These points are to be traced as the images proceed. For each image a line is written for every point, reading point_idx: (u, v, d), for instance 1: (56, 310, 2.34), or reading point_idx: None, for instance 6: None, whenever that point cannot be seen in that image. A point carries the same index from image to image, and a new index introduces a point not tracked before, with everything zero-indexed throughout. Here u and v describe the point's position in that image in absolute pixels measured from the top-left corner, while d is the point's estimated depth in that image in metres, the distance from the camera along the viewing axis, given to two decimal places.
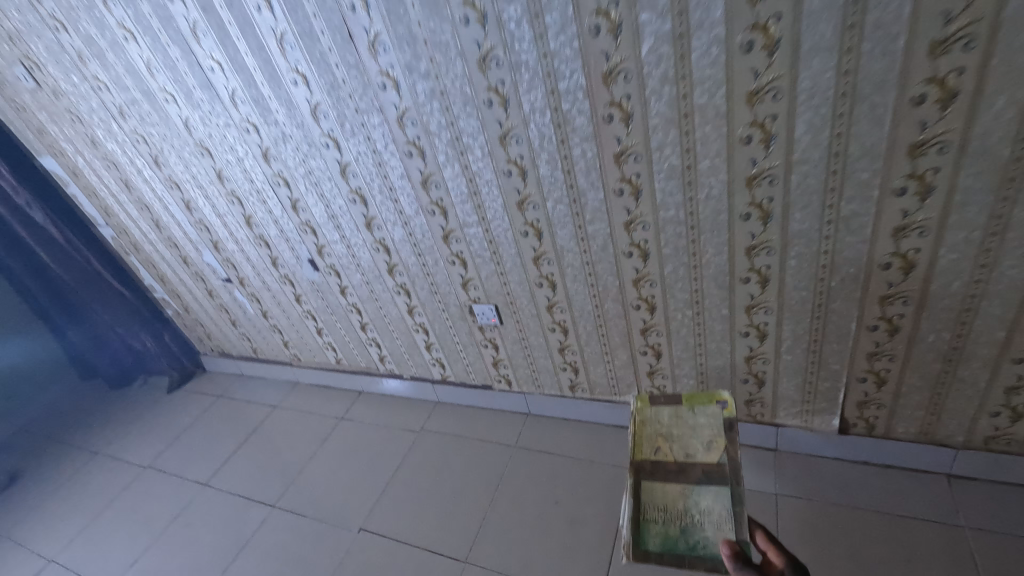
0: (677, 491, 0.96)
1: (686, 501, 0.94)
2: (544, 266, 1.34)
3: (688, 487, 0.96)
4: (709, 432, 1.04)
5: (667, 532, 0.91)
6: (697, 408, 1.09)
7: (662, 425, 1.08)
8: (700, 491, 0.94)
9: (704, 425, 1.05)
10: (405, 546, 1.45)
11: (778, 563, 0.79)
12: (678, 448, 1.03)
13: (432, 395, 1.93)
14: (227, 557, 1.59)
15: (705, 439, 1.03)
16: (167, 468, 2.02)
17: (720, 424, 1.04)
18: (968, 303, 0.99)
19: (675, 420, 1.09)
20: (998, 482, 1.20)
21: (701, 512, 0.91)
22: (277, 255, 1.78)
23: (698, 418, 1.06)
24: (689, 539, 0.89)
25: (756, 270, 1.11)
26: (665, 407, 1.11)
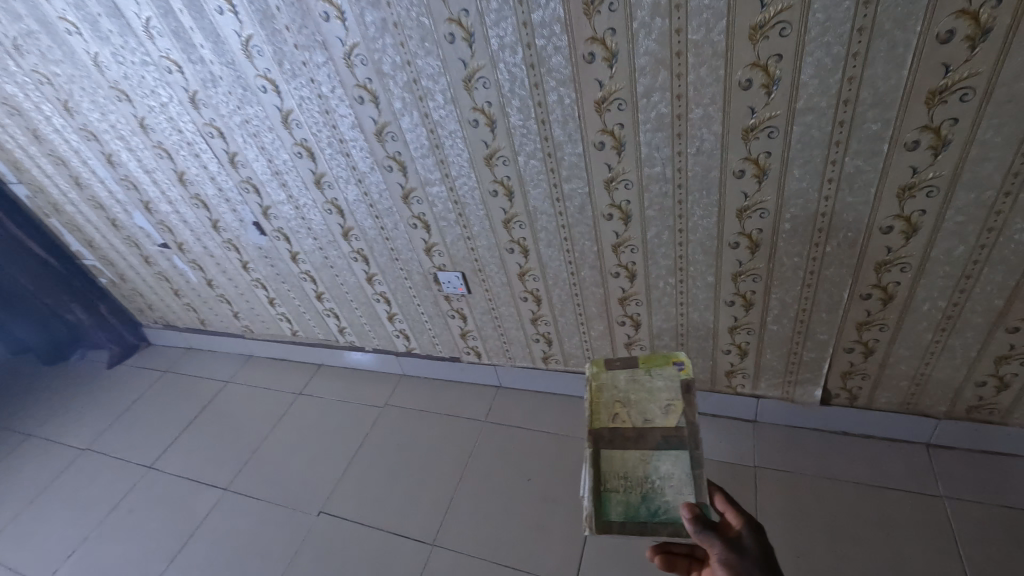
0: (636, 458, 0.88)
1: (646, 467, 0.87)
2: (515, 230, 1.22)
3: (647, 452, 0.88)
4: (666, 395, 0.94)
5: (628, 501, 0.83)
6: (653, 371, 0.98)
7: (618, 389, 0.97)
8: (659, 456, 0.87)
9: (661, 389, 0.95)
10: (367, 529, 1.35)
11: (734, 523, 0.74)
12: (635, 412, 0.93)
13: (397, 368, 1.82)
14: (174, 545, 1.44)
15: (663, 402, 0.93)
16: (106, 449, 1.83)
17: (677, 387, 0.94)
18: (969, 268, 0.92)
19: (631, 383, 0.97)
20: (976, 451, 1.17)
21: (661, 478, 0.85)
22: (217, 217, 1.60)
23: (657, 383, 0.96)
24: (651, 505, 0.82)
25: (747, 234, 1.02)
26: (621, 372, 0.99)
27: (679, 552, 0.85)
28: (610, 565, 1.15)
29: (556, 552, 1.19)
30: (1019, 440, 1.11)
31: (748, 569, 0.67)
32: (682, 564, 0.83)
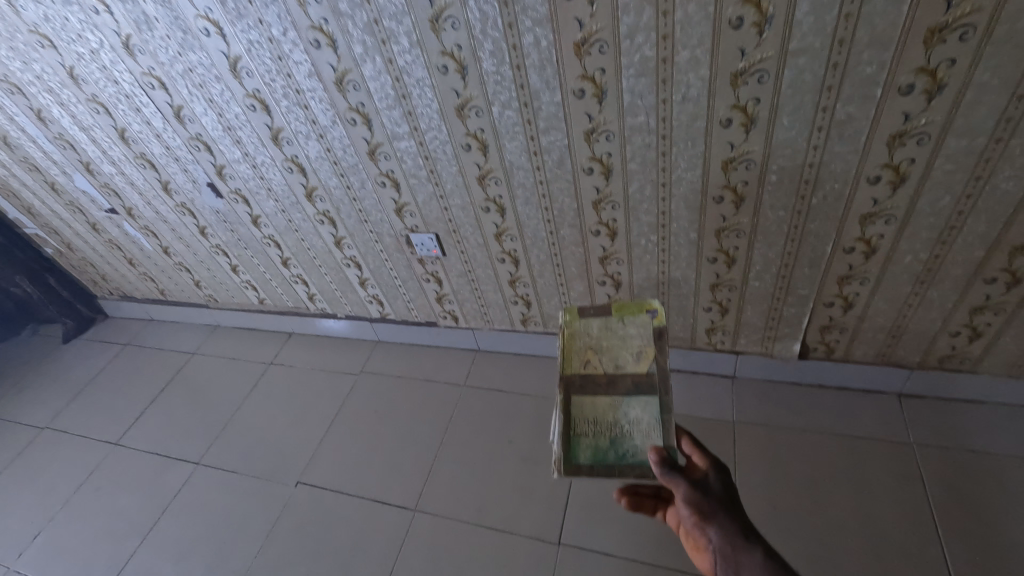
0: (606, 403, 0.84)
1: (616, 411, 0.84)
2: (490, 187, 1.15)
3: (617, 398, 0.85)
4: (638, 342, 0.89)
5: (597, 446, 0.81)
6: (626, 320, 0.91)
7: (590, 336, 0.90)
8: (629, 401, 0.84)
9: (633, 337, 0.89)
10: (346, 498, 1.33)
11: (700, 464, 0.76)
12: (607, 358, 0.88)
13: (372, 335, 1.76)
14: (148, 520, 1.40)
15: (635, 350, 0.88)
16: (68, 427, 1.75)
17: (650, 335, 0.88)
18: (954, 219, 0.91)
19: (604, 331, 0.91)
20: (945, 399, 1.20)
21: (630, 423, 0.82)
22: (167, 179, 1.48)
23: (629, 331, 0.90)
24: (619, 449, 0.80)
25: (732, 187, 0.98)
26: (594, 320, 0.91)
27: (646, 493, 0.85)
28: (593, 523, 1.15)
29: (539, 512, 1.19)
30: (986, 386, 1.14)
31: (711, 506, 0.69)
32: (649, 505, 0.84)
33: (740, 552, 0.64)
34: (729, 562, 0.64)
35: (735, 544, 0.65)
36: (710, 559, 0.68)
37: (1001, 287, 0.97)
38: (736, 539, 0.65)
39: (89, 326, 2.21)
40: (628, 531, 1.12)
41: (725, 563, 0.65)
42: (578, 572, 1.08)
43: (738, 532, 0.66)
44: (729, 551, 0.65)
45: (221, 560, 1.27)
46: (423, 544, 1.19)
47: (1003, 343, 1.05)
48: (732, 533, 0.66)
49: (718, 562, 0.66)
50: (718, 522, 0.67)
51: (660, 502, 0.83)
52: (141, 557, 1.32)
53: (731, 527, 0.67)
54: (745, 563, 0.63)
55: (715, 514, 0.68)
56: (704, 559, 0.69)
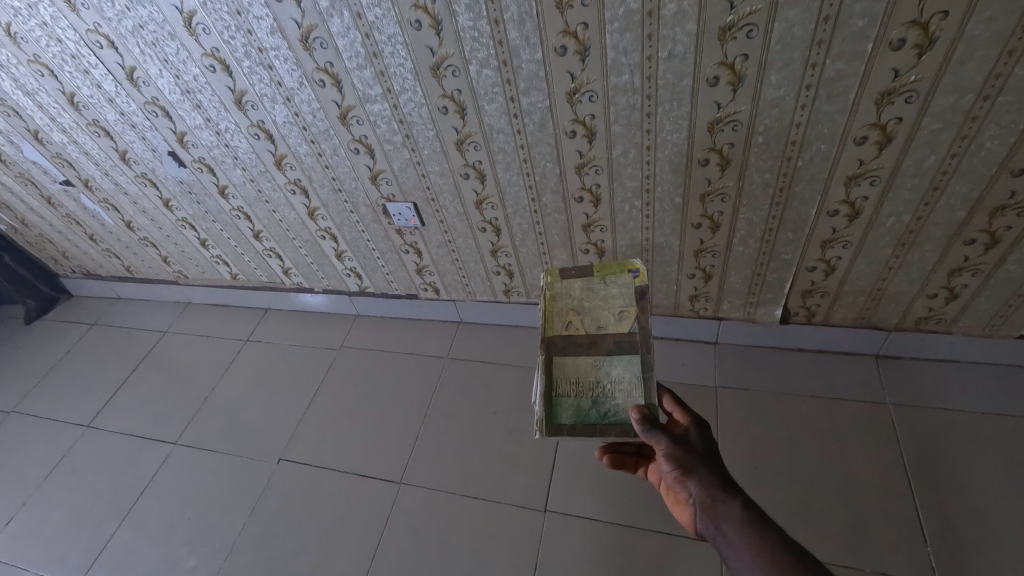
0: (588, 363, 0.84)
1: (597, 370, 0.83)
2: (469, 152, 1.11)
3: (599, 358, 0.84)
4: (620, 302, 0.89)
5: (578, 405, 0.80)
6: (608, 280, 0.91)
7: (572, 297, 0.91)
8: (611, 360, 0.83)
9: (615, 297, 0.89)
10: (330, 473, 1.32)
11: (682, 421, 0.77)
12: (589, 319, 0.87)
13: (351, 309, 1.72)
14: (126, 502, 1.37)
15: (617, 310, 0.88)
16: (36, 411, 1.68)
17: (631, 295, 0.88)
18: (938, 180, 0.90)
19: (586, 292, 0.91)
20: (919, 359, 1.22)
21: (612, 382, 0.81)
22: (124, 148, 1.39)
23: (611, 291, 0.90)
24: (601, 408, 0.79)
25: (717, 149, 0.96)
26: (575, 281, 0.92)
27: (628, 451, 0.84)
28: (578, 490, 1.16)
29: (525, 481, 1.20)
30: (959, 346, 1.17)
31: (691, 460, 0.69)
32: (630, 463, 0.83)
33: (719, 504, 0.64)
34: (709, 514, 0.64)
35: (714, 496, 0.64)
36: (690, 513, 0.67)
37: (980, 248, 0.97)
38: (716, 491, 0.65)
39: (53, 306, 2.12)
40: (613, 496, 1.13)
41: (705, 515, 0.64)
42: (565, 538, 1.09)
43: (718, 485, 0.65)
44: (708, 503, 0.64)
45: (204, 539, 1.25)
46: (410, 516, 1.19)
47: (979, 303, 1.07)
48: (711, 485, 0.66)
49: (697, 515, 0.65)
50: (699, 475, 0.67)
51: (641, 460, 0.83)
52: (121, 538, 1.29)
53: (711, 480, 0.66)
54: (724, 514, 0.62)
55: (695, 468, 0.68)
56: (685, 513, 0.69)
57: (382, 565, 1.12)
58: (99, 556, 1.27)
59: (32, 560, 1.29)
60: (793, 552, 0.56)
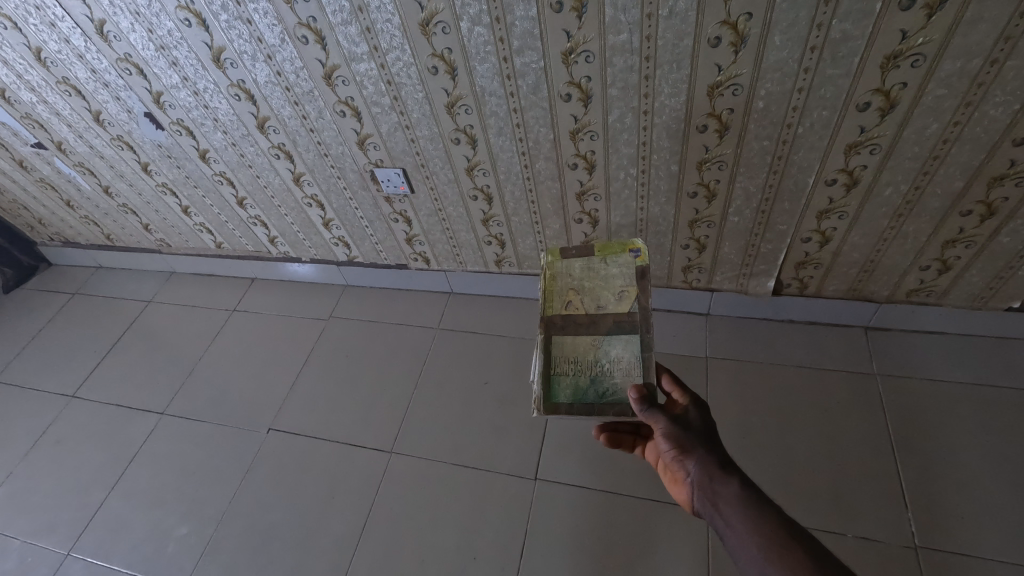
0: (587, 343, 0.83)
1: (597, 350, 0.82)
2: (460, 116, 1.07)
3: (598, 337, 0.83)
4: (620, 282, 0.86)
5: (577, 384, 0.80)
6: (609, 260, 0.89)
7: (572, 277, 0.89)
8: (610, 340, 0.82)
9: (615, 276, 0.87)
10: (321, 443, 1.31)
11: (682, 401, 0.75)
12: (589, 299, 0.86)
13: (340, 279, 1.69)
14: (114, 472, 1.36)
15: (617, 290, 0.86)
16: (19, 381, 1.65)
17: (633, 274, 0.86)
18: (938, 149, 0.88)
19: (586, 272, 0.89)
20: (908, 331, 1.23)
21: (611, 361, 0.81)
22: (97, 108, 1.32)
23: (611, 272, 0.87)
24: (599, 387, 0.79)
25: (716, 114, 0.93)
26: (575, 261, 0.90)
27: (625, 430, 0.84)
28: (569, 460, 1.17)
29: (516, 450, 1.20)
30: (948, 318, 1.17)
31: (690, 440, 0.68)
32: (628, 442, 0.83)
33: (717, 483, 0.64)
34: (707, 493, 0.64)
35: (712, 475, 0.64)
36: (687, 492, 0.67)
37: (976, 220, 0.96)
38: (714, 471, 0.65)
39: (32, 274, 2.05)
40: (603, 465, 1.15)
41: (702, 494, 0.64)
42: (555, 506, 1.10)
43: (716, 464, 0.65)
44: (706, 482, 0.64)
45: (195, 507, 1.25)
46: (401, 484, 1.20)
47: (970, 276, 1.07)
48: (710, 464, 0.66)
49: (695, 494, 0.65)
50: (697, 455, 0.67)
51: (638, 439, 0.83)
52: (111, 507, 1.29)
53: (710, 460, 0.66)
54: (722, 493, 0.63)
55: (694, 448, 0.68)
56: (682, 492, 0.69)
57: (375, 533, 1.13)
58: (88, 525, 1.26)
59: (20, 529, 1.28)
60: (790, 530, 0.56)
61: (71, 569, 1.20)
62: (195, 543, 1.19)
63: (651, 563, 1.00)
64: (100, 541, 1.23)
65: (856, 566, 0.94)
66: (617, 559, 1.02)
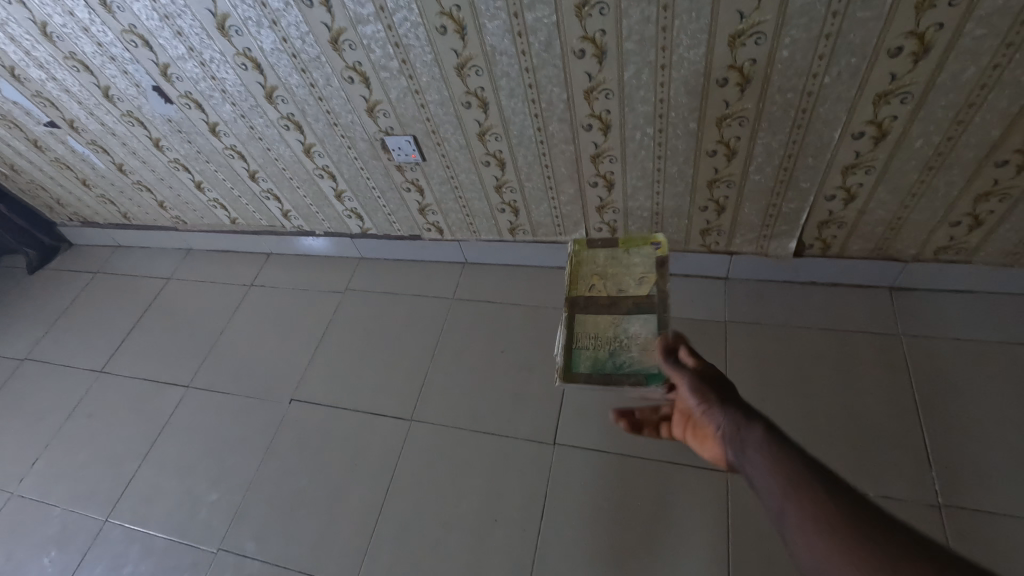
0: (607, 321, 0.86)
1: (616, 328, 0.85)
2: (470, 78, 1.04)
3: (618, 316, 0.86)
4: (642, 270, 0.91)
5: (595, 357, 0.83)
6: (632, 250, 0.94)
7: (597, 265, 0.94)
8: (630, 318, 0.85)
9: (637, 265, 0.92)
10: (343, 413, 1.33)
11: None
12: (611, 284, 0.91)
13: (354, 252, 1.69)
14: (146, 443, 1.40)
15: (637, 277, 0.91)
16: (50, 357, 1.70)
17: (652, 264, 0.92)
18: (975, 96, 0.84)
19: (610, 262, 0.94)
20: (934, 290, 1.19)
21: (630, 337, 0.83)
22: (106, 83, 1.32)
23: (634, 261, 0.93)
24: (617, 359, 0.81)
25: (738, 66, 0.90)
26: (600, 251, 0.95)
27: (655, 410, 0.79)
28: (586, 425, 1.17)
29: (534, 416, 1.21)
30: (978, 275, 1.14)
31: (715, 393, 0.66)
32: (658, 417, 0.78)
33: (743, 430, 0.60)
34: (732, 441, 0.60)
35: (738, 422, 0.61)
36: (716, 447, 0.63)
37: (1011, 170, 0.92)
38: (740, 418, 0.61)
39: (53, 255, 2.09)
40: (620, 430, 1.15)
41: (728, 445, 0.60)
42: (574, 469, 1.12)
43: (742, 413, 0.62)
44: (733, 431, 0.60)
45: (224, 475, 1.29)
46: (422, 451, 1.22)
47: (1003, 230, 1.03)
48: (737, 413, 0.62)
49: (723, 446, 0.61)
50: (724, 406, 0.63)
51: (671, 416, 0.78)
52: (144, 477, 1.33)
53: (735, 409, 0.62)
54: (749, 439, 0.58)
55: (719, 399, 0.65)
56: (713, 451, 0.64)
57: (397, 498, 1.16)
58: (123, 493, 1.31)
59: (59, 498, 1.34)
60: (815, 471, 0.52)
61: (110, 534, 1.25)
62: (225, 509, 1.23)
63: (669, 526, 1.01)
64: (136, 508, 1.28)
65: None
66: (638, 520, 1.03)
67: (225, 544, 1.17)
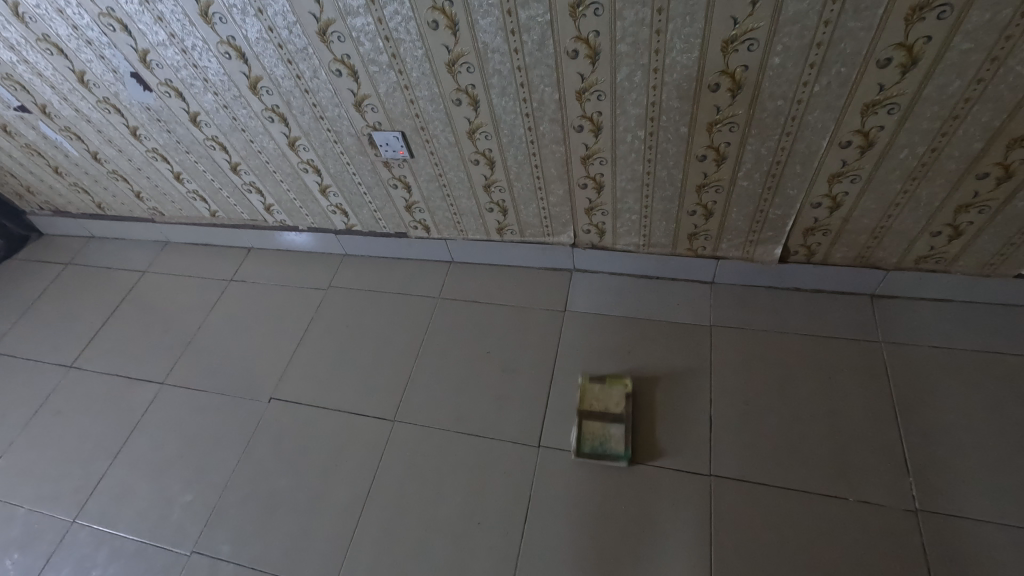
0: (599, 426, 1.14)
1: (605, 431, 1.14)
2: (461, 75, 1.03)
3: (606, 423, 1.14)
4: (615, 395, 1.18)
5: (597, 446, 1.12)
6: (612, 386, 1.21)
7: (592, 394, 1.21)
8: (612, 427, 1.14)
9: (612, 394, 1.19)
10: (324, 412, 1.31)
11: None
12: (600, 403, 1.18)
13: (338, 248, 1.66)
14: (117, 441, 1.36)
15: (614, 397, 1.18)
16: (16, 352, 1.63)
17: (623, 394, 1.19)
18: (959, 108, 0.85)
19: (601, 393, 1.20)
20: (913, 298, 1.22)
21: (612, 438, 1.12)
22: (81, 68, 1.27)
23: (611, 391, 1.19)
24: (605, 450, 1.11)
25: (730, 72, 0.90)
26: (595, 383, 1.22)
27: None
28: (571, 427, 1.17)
29: (518, 418, 1.20)
30: (955, 284, 1.16)
31: None
32: None
33: None
34: None
35: None
36: None
37: (991, 183, 0.94)
38: None
39: (22, 244, 2.02)
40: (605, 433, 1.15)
41: None
42: (558, 472, 1.11)
43: None
44: None
45: (198, 476, 1.25)
46: (404, 452, 1.20)
47: (981, 241, 1.05)
48: None
49: None
50: None
51: None
52: (114, 477, 1.29)
53: None
54: None
55: None
56: None
57: (378, 500, 1.14)
58: (92, 493, 1.27)
59: (23, 498, 1.29)
60: None
61: (77, 536, 1.20)
62: (198, 511, 1.19)
63: (653, 530, 1.01)
64: (105, 509, 1.24)
65: (853, 527, 0.96)
66: (621, 524, 1.03)
67: (198, 546, 1.14)
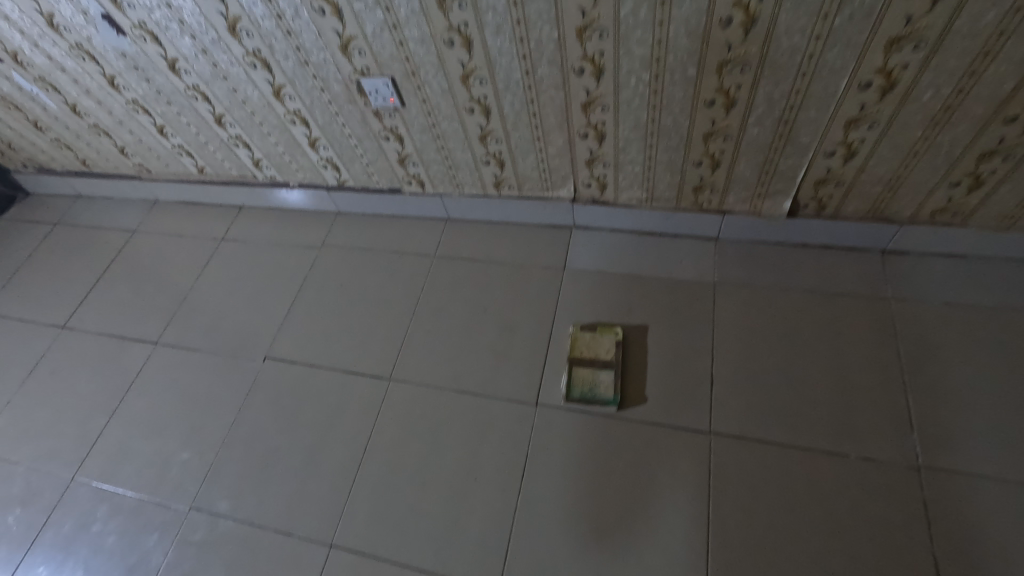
0: (590, 372, 1.15)
1: (595, 377, 1.14)
2: (453, 12, 0.95)
3: (597, 369, 1.15)
4: (609, 344, 1.18)
5: (584, 391, 1.13)
6: (604, 332, 1.19)
7: (584, 337, 1.19)
8: (604, 373, 1.14)
9: (605, 342, 1.18)
10: (319, 372, 1.29)
11: None
12: (591, 347, 1.18)
13: (331, 205, 1.61)
14: (112, 401, 1.35)
15: (607, 344, 1.18)
16: (7, 312, 1.61)
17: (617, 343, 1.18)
18: (992, 43, 0.79)
19: (592, 337, 1.19)
20: (926, 253, 1.17)
21: (603, 385, 1.13)
22: (49, 10, 1.19)
23: (604, 338, 1.19)
24: (594, 397, 1.12)
25: (744, 4, 0.83)
26: (586, 328, 1.21)
27: None
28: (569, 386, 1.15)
29: (516, 376, 1.18)
30: (971, 238, 1.11)
31: None
32: None
33: None
34: None
35: None
36: None
37: (1019, 127, 0.88)
38: None
39: (9, 204, 1.97)
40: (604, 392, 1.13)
41: None
42: (556, 431, 1.10)
43: None
44: None
45: (195, 434, 1.25)
46: (400, 411, 1.18)
47: (1003, 192, 1.00)
48: None
49: None
50: None
51: None
52: (111, 435, 1.29)
53: None
54: None
55: None
56: None
57: (374, 458, 1.13)
58: (90, 451, 1.27)
59: (22, 456, 1.29)
60: None
61: (77, 493, 1.21)
62: (196, 468, 1.19)
63: (651, 487, 1.00)
64: (103, 466, 1.24)
65: (853, 483, 0.95)
66: (618, 482, 1.02)
67: (197, 502, 1.14)
